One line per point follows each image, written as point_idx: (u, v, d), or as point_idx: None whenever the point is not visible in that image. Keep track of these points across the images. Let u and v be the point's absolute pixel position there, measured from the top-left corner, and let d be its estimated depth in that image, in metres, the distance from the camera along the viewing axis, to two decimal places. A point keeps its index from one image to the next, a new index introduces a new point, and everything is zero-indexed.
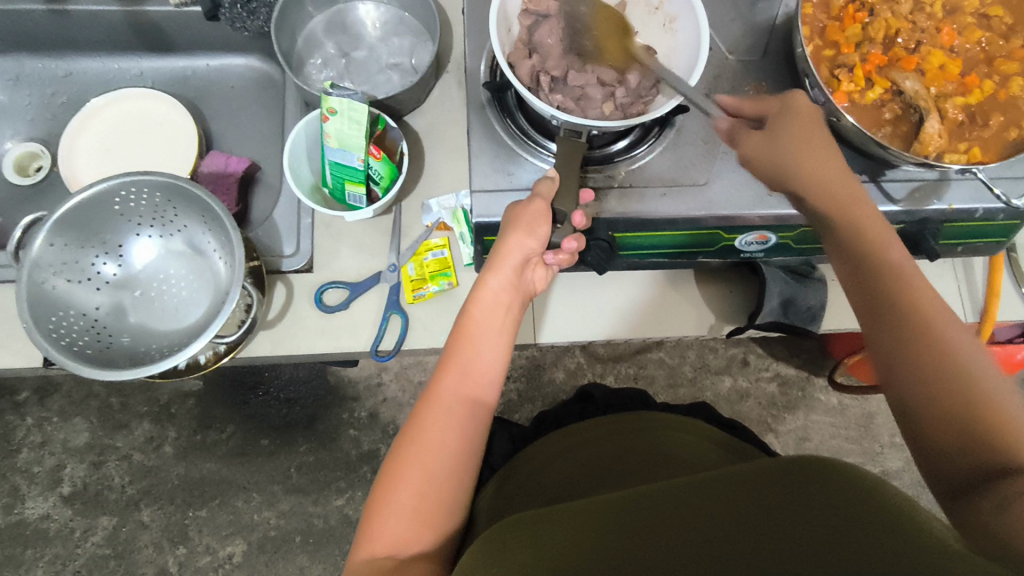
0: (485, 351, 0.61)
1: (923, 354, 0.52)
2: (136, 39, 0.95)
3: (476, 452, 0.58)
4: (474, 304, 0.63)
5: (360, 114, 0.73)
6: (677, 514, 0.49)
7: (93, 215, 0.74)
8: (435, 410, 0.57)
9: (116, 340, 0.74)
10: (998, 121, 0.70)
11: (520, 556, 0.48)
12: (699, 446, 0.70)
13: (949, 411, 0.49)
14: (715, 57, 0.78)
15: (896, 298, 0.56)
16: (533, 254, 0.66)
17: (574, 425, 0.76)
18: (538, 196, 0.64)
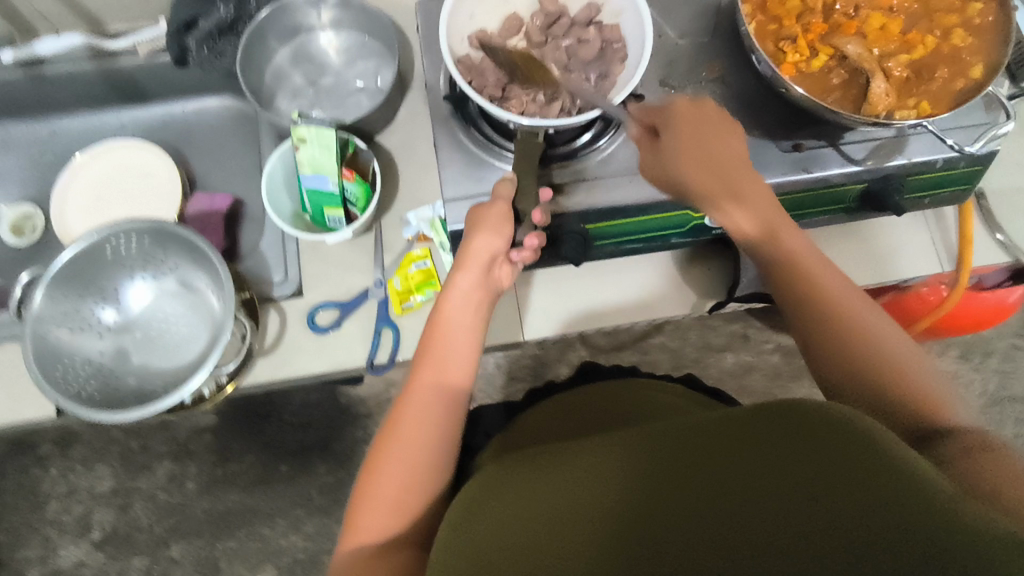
0: (460, 348, 0.64)
1: (847, 353, 0.61)
2: (113, 93, 0.99)
3: (452, 446, 0.60)
4: (446, 303, 0.65)
5: (329, 139, 0.76)
6: (656, 473, 0.47)
7: (87, 266, 0.77)
8: (415, 405, 0.60)
9: (123, 381, 0.77)
10: (943, 73, 0.72)
11: (493, 504, 0.50)
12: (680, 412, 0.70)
13: (874, 390, 0.59)
14: (666, 45, 0.81)
15: (810, 303, 0.65)
16: (501, 254, 0.66)
17: (561, 395, 0.78)
18: (499, 199, 0.67)
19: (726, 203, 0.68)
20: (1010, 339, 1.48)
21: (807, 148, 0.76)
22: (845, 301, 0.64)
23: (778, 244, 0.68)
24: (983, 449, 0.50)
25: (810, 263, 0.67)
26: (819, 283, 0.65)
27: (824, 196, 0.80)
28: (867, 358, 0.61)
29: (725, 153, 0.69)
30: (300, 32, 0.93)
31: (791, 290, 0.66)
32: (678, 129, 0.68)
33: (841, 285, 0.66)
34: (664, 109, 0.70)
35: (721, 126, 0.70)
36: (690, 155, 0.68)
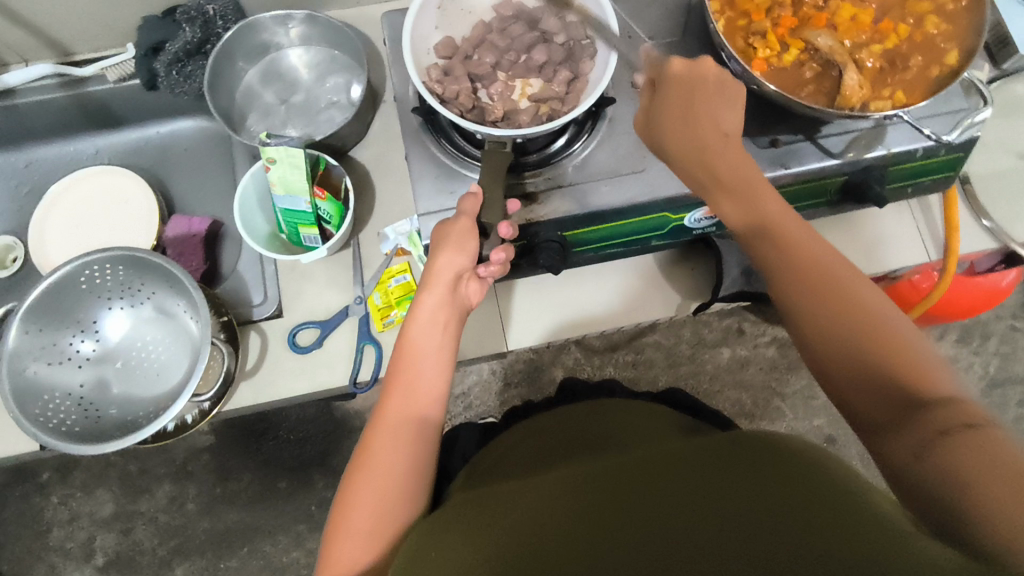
0: (429, 370, 0.63)
1: (843, 335, 0.53)
2: (87, 120, 0.99)
3: (425, 472, 0.59)
4: (412, 325, 0.64)
5: (299, 159, 0.75)
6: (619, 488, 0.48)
7: (62, 298, 0.76)
8: (385, 431, 0.59)
9: (104, 413, 0.77)
10: (918, 61, 0.70)
11: (468, 520, 0.50)
12: (654, 426, 0.69)
13: (853, 361, 0.52)
14: (636, 46, 0.80)
15: (797, 277, 0.57)
16: (466, 270, 0.66)
17: (538, 418, 0.76)
18: (463, 214, 0.66)
19: (696, 161, 0.63)
20: (1008, 321, 1.46)
21: (784, 143, 0.75)
22: (839, 280, 0.56)
23: (750, 205, 0.61)
24: (964, 429, 0.43)
25: (798, 237, 0.59)
26: (806, 255, 0.57)
27: (804, 190, 0.78)
28: (863, 343, 0.52)
29: (719, 130, 0.62)
30: (269, 50, 0.92)
31: (774, 265, 0.59)
32: (668, 98, 0.64)
33: (819, 246, 0.58)
34: (663, 68, 0.65)
35: (715, 92, 0.63)
36: (675, 129, 0.63)
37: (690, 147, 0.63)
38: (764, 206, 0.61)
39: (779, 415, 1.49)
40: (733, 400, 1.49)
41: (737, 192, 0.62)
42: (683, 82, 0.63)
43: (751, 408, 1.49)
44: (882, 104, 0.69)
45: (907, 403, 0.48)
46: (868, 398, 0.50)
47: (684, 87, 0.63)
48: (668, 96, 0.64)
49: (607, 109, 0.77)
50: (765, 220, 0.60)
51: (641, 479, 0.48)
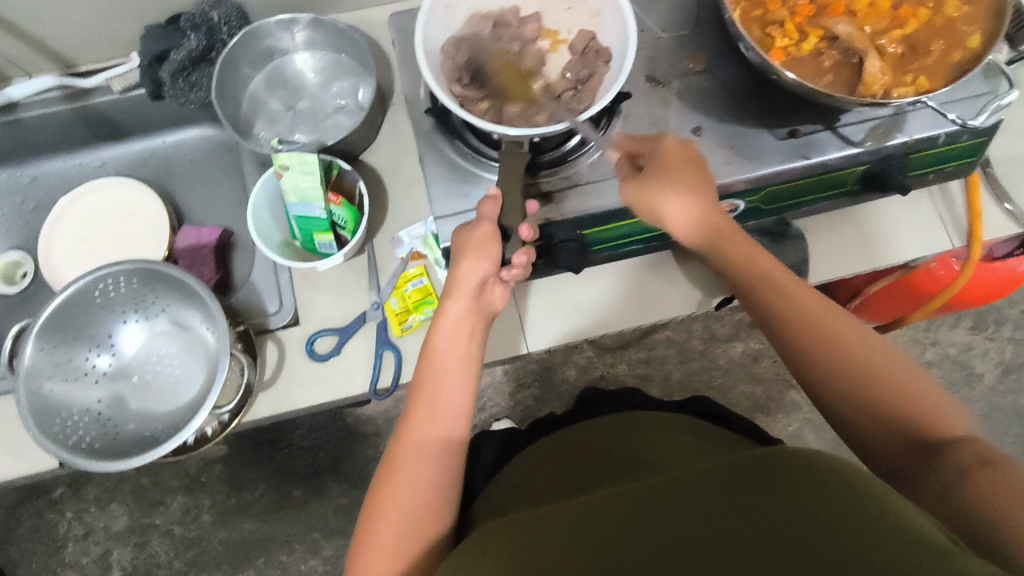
0: (453, 380, 0.61)
1: (841, 388, 0.57)
2: (91, 133, 0.97)
3: (452, 487, 0.58)
4: (435, 335, 0.63)
5: (311, 164, 0.74)
6: (634, 514, 0.48)
7: (76, 314, 0.75)
8: (411, 448, 0.57)
9: (122, 429, 0.76)
10: (939, 46, 0.69)
11: (501, 540, 0.50)
12: (676, 439, 0.67)
13: (865, 410, 0.55)
14: (649, 39, 0.78)
15: (801, 337, 0.60)
16: (490, 276, 0.66)
17: (564, 434, 0.74)
18: (484, 219, 0.65)
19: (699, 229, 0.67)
20: None
21: (804, 134, 0.74)
22: (837, 332, 0.59)
23: (748, 265, 0.65)
24: (982, 467, 0.46)
25: (798, 295, 0.62)
26: (810, 319, 0.60)
27: (825, 181, 0.77)
28: (864, 390, 0.55)
29: (709, 202, 0.66)
30: (274, 55, 0.90)
31: (779, 326, 0.62)
32: (657, 165, 0.67)
33: (816, 302, 0.62)
34: (654, 145, 0.68)
35: (687, 163, 0.67)
36: (668, 189, 0.65)
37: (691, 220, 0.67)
38: (765, 260, 0.65)
39: (794, 407, 1.48)
40: (747, 393, 1.48)
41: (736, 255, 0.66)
42: (673, 151, 0.67)
43: (766, 401, 1.48)
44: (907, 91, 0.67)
45: (924, 447, 0.51)
46: (883, 442, 0.54)
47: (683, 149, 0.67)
48: (655, 164, 0.67)
49: (622, 105, 0.76)
50: (762, 277, 0.64)
51: (658, 504, 0.48)
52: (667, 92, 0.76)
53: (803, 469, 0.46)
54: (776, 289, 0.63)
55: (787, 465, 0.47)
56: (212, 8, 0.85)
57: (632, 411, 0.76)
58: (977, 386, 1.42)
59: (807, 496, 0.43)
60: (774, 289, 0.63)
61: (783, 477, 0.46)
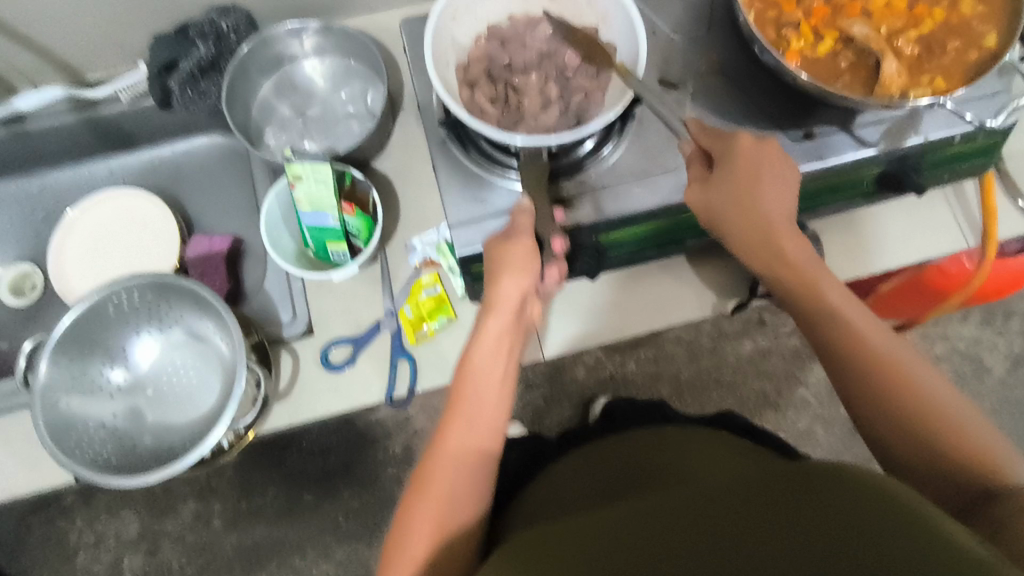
0: (490, 395, 0.61)
1: (896, 428, 0.57)
2: (99, 143, 0.97)
3: (481, 499, 0.58)
4: (476, 351, 0.62)
5: (325, 173, 0.73)
6: (671, 530, 0.47)
7: (90, 328, 0.75)
8: (446, 463, 0.57)
9: (139, 443, 0.75)
10: (955, 45, 0.69)
11: (535, 548, 0.50)
12: (707, 455, 0.67)
13: (919, 441, 0.56)
14: (662, 42, 0.78)
15: (857, 359, 0.60)
16: (531, 292, 0.64)
17: (593, 448, 0.74)
18: (525, 234, 0.63)
19: (749, 235, 0.64)
20: None
21: (820, 135, 0.74)
22: (904, 371, 0.58)
23: (799, 275, 0.64)
24: None
25: (863, 325, 0.61)
26: (875, 356, 0.59)
27: (840, 183, 0.77)
28: (926, 436, 0.56)
29: (782, 210, 0.64)
30: (283, 62, 0.90)
31: (840, 353, 0.61)
32: (732, 176, 0.63)
33: (872, 322, 0.61)
34: (725, 142, 0.65)
35: (761, 166, 0.63)
36: (734, 216, 0.64)
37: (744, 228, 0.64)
38: (813, 271, 0.63)
39: (803, 404, 1.48)
40: (757, 390, 1.48)
41: (786, 267, 0.64)
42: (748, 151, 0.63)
43: (775, 398, 1.48)
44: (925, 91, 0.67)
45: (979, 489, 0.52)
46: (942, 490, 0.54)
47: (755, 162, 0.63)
48: (729, 175, 0.63)
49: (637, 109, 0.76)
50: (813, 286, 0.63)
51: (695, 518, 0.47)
52: (682, 95, 0.76)
53: (832, 473, 0.46)
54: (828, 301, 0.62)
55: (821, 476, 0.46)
56: (221, 16, 0.85)
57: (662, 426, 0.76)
58: (987, 380, 1.42)
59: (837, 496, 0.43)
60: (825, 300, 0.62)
61: (814, 481, 0.46)
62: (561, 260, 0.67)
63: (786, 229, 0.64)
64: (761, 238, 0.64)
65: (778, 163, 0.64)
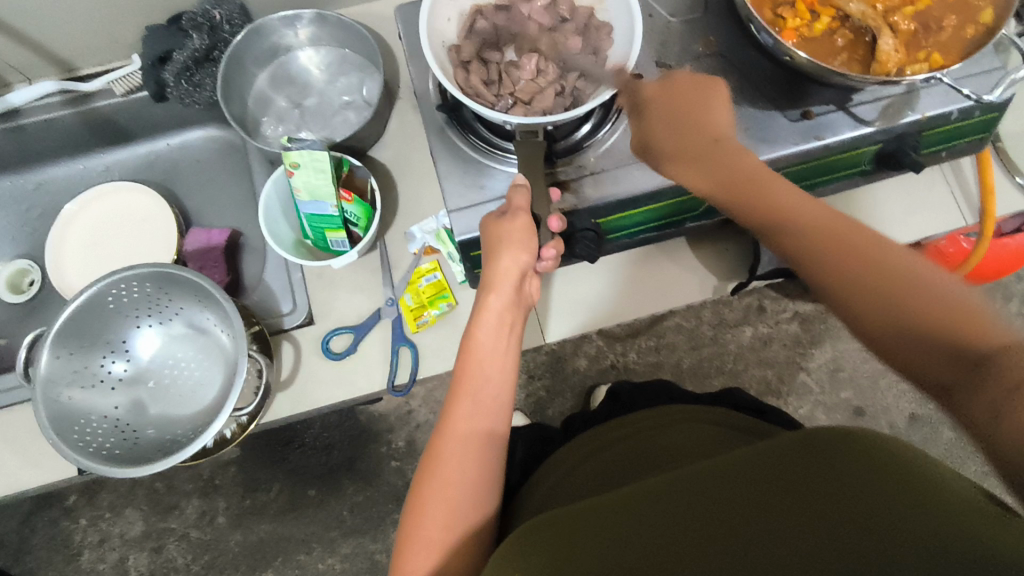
0: (494, 376, 0.61)
1: (897, 323, 0.47)
2: (95, 138, 0.96)
3: (496, 479, 0.58)
4: (476, 329, 0.62)
5: (323, 162, 0.73)
6: (694, 511, 0.46)
7: (91, 320, 0.74)
8: (454, 445, 0.57)
9: (142, 434, 0.75)
10: (952, 21, 0.69)
11: (549, 532, 0.49)
12: (714, 433, 0.67)
13: (901, 328, 0.47)
14: (658, 24, 0.78)
15: (828, 259, 0.53)
16: (529, 268, 0.64)
17: (601, 429, 0.74)
18: (519, 210, 0.63)
19: (699, 153, 0.64)
20: None
21: (817, 115, 0.74)
22: (914, 272, 0.49)
23: (762, 196, 0.59)
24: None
25: (838, 225, 0.54)
26: (856, 254, 0.52)
27: (839, 161, 0.77)
28: (914, 320, 0.47)
29: (718, 130, 0.65)
30: (278, 53, 0.90)
31: (824, 263, 0.53)
32: (653, 108, 0.68)
33: (846, 222, 0.54)
34: (662, 80, 0.69)
35: (698, 96, 0.67)
36: (670, 136, 0.66)
37: (677, 142, 0.65)
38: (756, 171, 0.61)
39: (804, 389, 1.49)
40: (758, 377, 1.48)
41: (744, 185, 0.60)
42: (673, 84, 0.68)
43: (776, 384, 1.49)
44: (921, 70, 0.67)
45: (971, 362, 0.42)
46: (936, 366, 0.45)
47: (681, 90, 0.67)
48: (656, 101, 0.68)
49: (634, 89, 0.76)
50: (778, 205, 0.58)
51: (715, 498, 0.47)
52: None
53: (838, 442, 0.46)
54: (791, 214, 0.57)
55: (836, 447, 0.46)
56: (214, 6, 0.85)
57: (670, 405, 0.76)
58: None
59: (855, 465, 0.44)
60: (788, 214, 0.57)
61: (824, 452, 0.46)
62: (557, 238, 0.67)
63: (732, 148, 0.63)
64: (704, 151, 0.64)
65: (716, 92, 0.67)
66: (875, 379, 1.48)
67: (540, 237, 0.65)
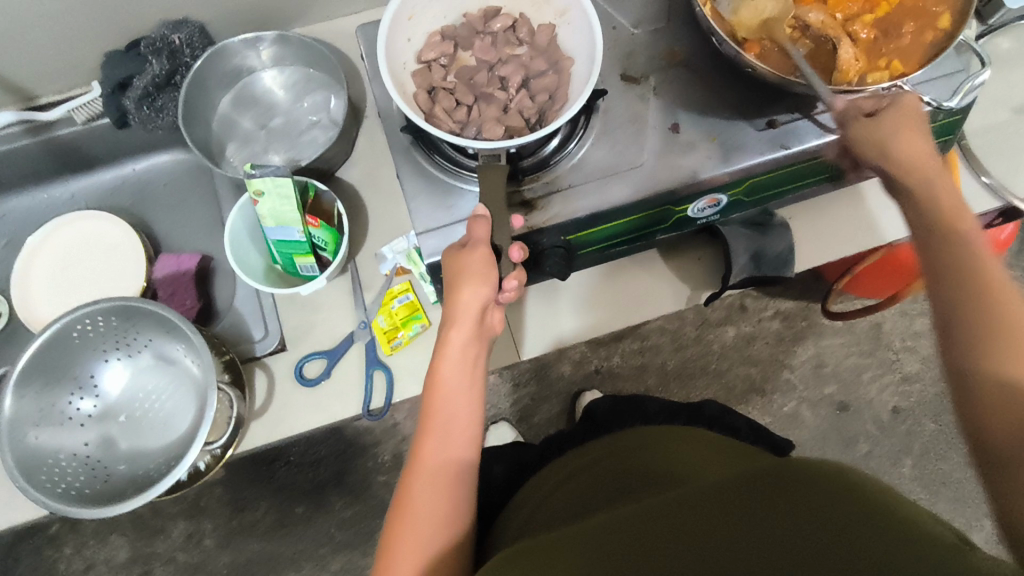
0: (462, 409, 0.60)
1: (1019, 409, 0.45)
2: (58, 166, 0.95)
3: (468, 507, 0.58)
4: (440, 363, 0.62)
5: (287, 188, 0.71)
6: (657, 534, 0.47)
7: (56, 357, 0.73)
8: (425, 475, 0.57)
9: (113, 470, 0.74)
10: (910, 28, 0.69)
11: (527, 560, 0.50)
12: (686, 455, 0.67)
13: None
14: (622, 36, 0.78)
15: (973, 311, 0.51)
16: (491, 300, 0.63)
17: (580, 452, 0.75)
18: (478, 241, 0.62)
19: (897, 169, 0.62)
20: None
21: (782, 123, 0.73)
22: None
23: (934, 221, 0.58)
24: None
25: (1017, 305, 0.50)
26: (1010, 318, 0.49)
27: (807, 168, 0.77)
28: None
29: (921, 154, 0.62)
30: (241, 75, 0.88)
31: (944, 281, 0.54)
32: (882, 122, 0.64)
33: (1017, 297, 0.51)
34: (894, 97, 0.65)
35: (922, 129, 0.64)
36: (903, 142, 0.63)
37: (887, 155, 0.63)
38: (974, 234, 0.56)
39: (789, 387, 1.48)
40: (743, 376, 1.48)
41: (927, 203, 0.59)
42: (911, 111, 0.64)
43: (761, 383, 1.48)
44: (910, 107, 0.64)
45: None
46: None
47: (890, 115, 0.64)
48: (890, 121, 0.64)
49: (599, 103, 0.75)
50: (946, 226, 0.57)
51: (678, 522, 0.47)
52: (644, 89, 0.76)
53: (810, 472, 0.47)
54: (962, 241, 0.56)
55: (799, 477, 0.47)
56: (173, 31, 0.83)
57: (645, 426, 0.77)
58: None
59: (825, 487, 0.45)
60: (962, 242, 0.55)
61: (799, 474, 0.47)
62: (518, 269, 0.66)
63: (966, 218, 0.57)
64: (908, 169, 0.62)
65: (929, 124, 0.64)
66: (857, 373, 1.49)
67: (501, 269, 0.64)
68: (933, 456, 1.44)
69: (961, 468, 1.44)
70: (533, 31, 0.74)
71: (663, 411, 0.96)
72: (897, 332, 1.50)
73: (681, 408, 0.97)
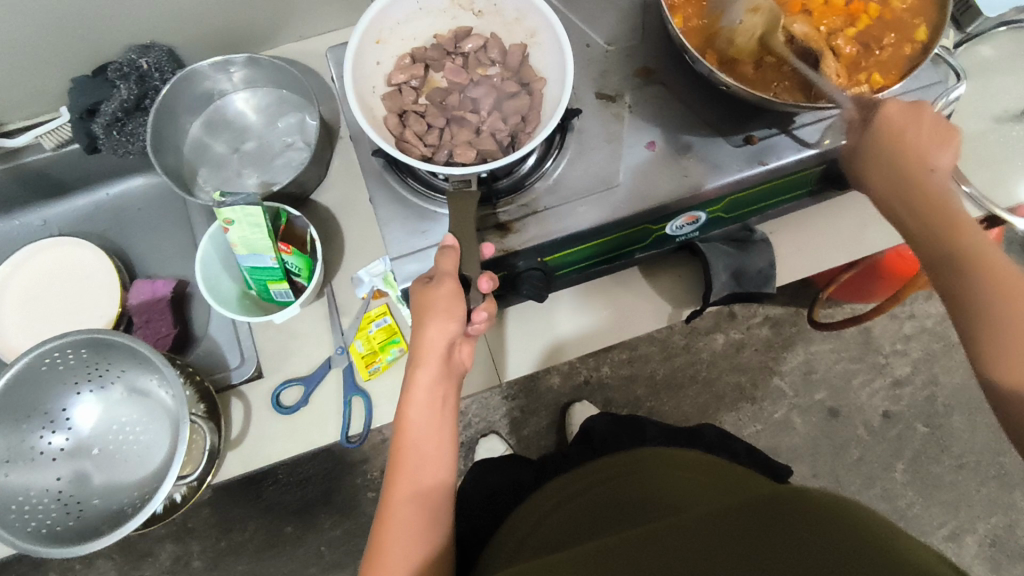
0: (434, 445, 0.60)
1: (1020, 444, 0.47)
2: (30, 193, 0.93)
3: (443, 541, 0.59)
4: (408, 405, 0.61)
5: (258, 217, 0.71)
6: (631, 563, 0.47)
7: (26, 392, 0.72)
8: (399, 512, 0.58)
9: (86, 505, 0.73)
10: (891, 40, 0.69)
11: None
12: (689, 481, 0.66)
13: None
14: (596, 54, 0.77)
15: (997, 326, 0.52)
16: (458, 336, 0.62)
17: (579, 473, 0.73)
18: (446, 275, 0.60)
19: (896, 186, 0.61)
20: None
21: (759, 139, 0.73)
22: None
23: (945, 237, 0.57)
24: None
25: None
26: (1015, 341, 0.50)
27: (786, 184, 0.76)
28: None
29: (927, 167, 0.59)
30: (213, 98, 0.87)
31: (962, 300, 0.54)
32: (871, 140, 0.62)
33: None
34: (874, 110, 0.62)
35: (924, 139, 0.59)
36: (886, 164, 0.61)
37: (890, 173, 0.61)
38: (977, 250, 0.55)
39: (779, 394, 1.47)
40: (733, 383, 1.47)
41: (932, 219, 0.58)
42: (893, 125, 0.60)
43: (751, 390, 1.47)
44: (891, 119, 0.60)
45: None
46: None
47: (892, 120, 0.60)
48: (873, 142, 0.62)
49: (574, 122, 0.74)
50: (957, 244, 0.56)
51: (657, 553, 0.47)
52: (619, 107, 0.75)
53: (805, 507, 0.46)
54: (973, 256, 0.55)
55: (788, 513, 0.46)
56: (140, 55, 0.83)
57: (645, 448, 0.75)
58: (955, 356, 1.48)
59: (814, 519, 0.44)
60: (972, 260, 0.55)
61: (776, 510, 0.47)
62: (488, 300, 0.65)
63: (972, 230, 0.56)
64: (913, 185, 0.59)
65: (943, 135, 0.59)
66: (847, 378, 1.48)
67: (470, 299, 0.63)
68: (925, 459, 1.43)
69: (953, 471, 1.43)
70: (505, 50, 0.73)
71: (661, 436, 0.95)
72: (886, 336, 1.50)
73: (671, 426, 0.97)
